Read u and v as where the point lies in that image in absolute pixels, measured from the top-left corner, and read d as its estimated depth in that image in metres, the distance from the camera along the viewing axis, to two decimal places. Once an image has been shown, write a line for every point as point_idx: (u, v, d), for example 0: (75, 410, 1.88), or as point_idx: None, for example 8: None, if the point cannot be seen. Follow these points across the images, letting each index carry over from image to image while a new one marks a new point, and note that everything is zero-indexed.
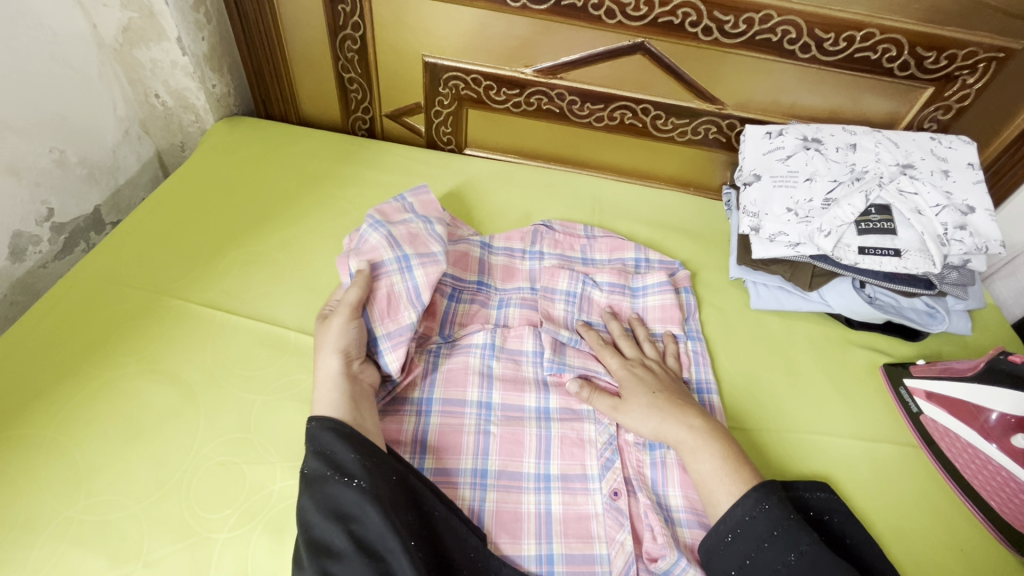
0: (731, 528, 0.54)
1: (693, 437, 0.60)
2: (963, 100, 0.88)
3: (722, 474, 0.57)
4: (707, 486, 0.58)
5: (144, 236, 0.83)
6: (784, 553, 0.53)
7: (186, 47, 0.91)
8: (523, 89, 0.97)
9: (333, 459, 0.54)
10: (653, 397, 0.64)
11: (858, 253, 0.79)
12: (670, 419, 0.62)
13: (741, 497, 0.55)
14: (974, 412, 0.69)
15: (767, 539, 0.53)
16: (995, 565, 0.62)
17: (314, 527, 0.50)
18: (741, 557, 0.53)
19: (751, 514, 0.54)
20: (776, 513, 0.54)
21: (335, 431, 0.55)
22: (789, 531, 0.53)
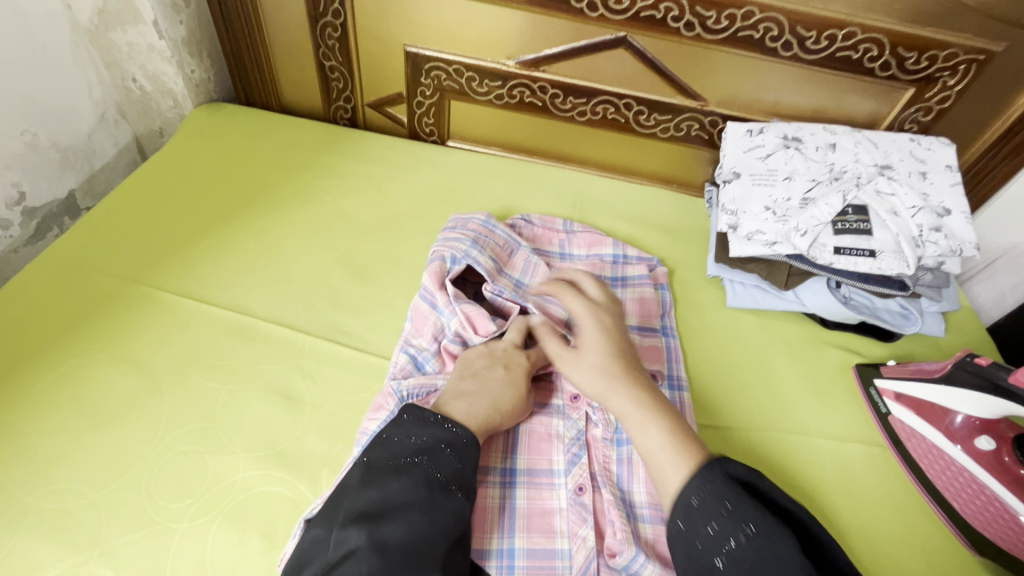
0: (684, 509, 0.49)
1: (646, 409, 0.57)
2: (943, 101, 0.88)
3: (668, 449, 0.53)
4: (652, 459, 0.54)
5: (115, 222, 0.82)
6: (734, 532, 0.46)
7: (163, 30, 0.91)
8: (506, 81, 0.97)
9: (464, 472, 0.54)
10: (606, 357, 0.61)
11: (833, 253, 0.80)
12: (626, 382, 0.59)
13: (687, 477, 0.51)
14: (940, 412, 0.69)
15: (717, 518, 0.47)
16: (956, 564, 0.63)
17: (417, 524, 0.49)
18: (692, 540, 0.48)
19: (698, 496, 0.49)
20: (724, 489, 0.48)
21: (476, 448, 0.56)
22: (741, 504, 0.47)
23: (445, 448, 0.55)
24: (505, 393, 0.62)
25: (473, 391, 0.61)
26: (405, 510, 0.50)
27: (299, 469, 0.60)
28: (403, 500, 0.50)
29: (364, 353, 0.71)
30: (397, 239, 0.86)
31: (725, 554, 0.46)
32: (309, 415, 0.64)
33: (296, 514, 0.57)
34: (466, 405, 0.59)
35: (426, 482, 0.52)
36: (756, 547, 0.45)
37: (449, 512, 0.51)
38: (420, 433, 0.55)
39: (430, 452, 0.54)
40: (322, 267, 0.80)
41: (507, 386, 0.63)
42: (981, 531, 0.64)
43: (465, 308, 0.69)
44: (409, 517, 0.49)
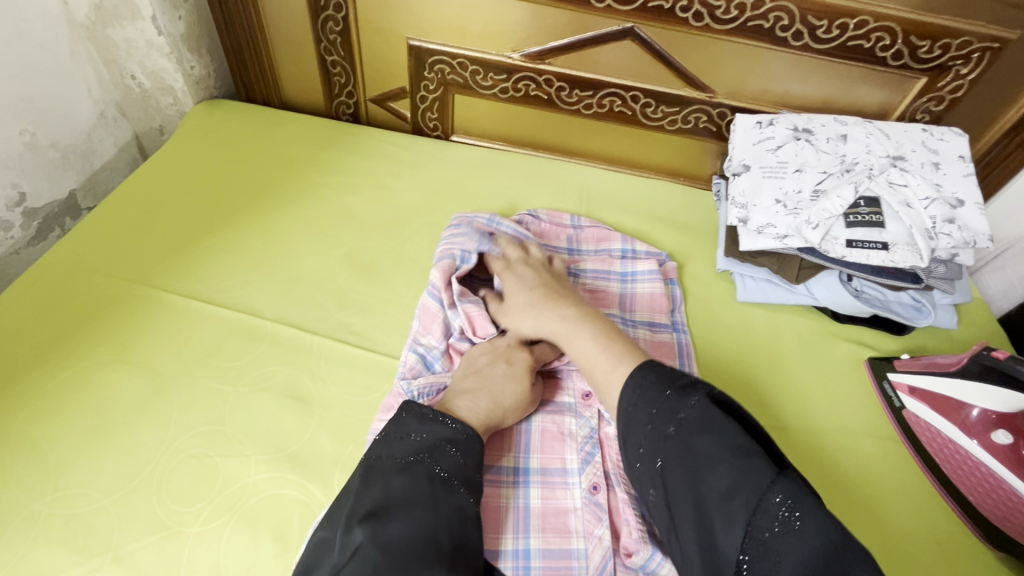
0: (624, 423, 0.50)
1: (577, 322, 0.61)
2: (956, 90, 0.87)
3: (605, 359, 0.57)
4: (594, 373, 0.57)
5: (118, 222, 0.80)
6: (664, 430, 0.47)
7: (162, 26, 0.89)
8: (511, 74, 0.95)
9: (466, 468, 0.54)
10: (533, 294, 0.66)
11: (846, 246, 0.79)
12: (554, 309, 0.64)
13: (623, 371, 0.54)
14: (956, 406, 0.68)
15: (648, 420, 0.48)
16: (972, 558, 0.62)
17: (422, 520, 0.48)
18: (635, 451, 0.48)
19: (633, 402, 0.50)
20: (649, 392, 0.49)
21: (477, 443, 0.56)
22: (670, 396, 0.48)
23: (445, 443, 0.54)
24: (506, 390, 0.61)
25: (477, 388, 0.61)
26: (409, 506, 0.49)
27: (311, 471, 0.60)
28: (407, 496, 0.49)
29: (374, 353, 0.70)
30: (404, 236, 0.85)
31: (662, 453, 0.46)
32: (320, 416, 0.64)
33: (310, 516, 0.57)
34: (469, 402, 0.60)
35: (428, 478, 0.51)
36: (685, 439, 0.45)
37: (453, 507, 0.50)
38: (419, 431, 0.55)
39: (432, 448, 0.54)
40: (328, 266, 0.79)
41: (506, 381, 0.62)
42: (998, 525, 0.63)
43: (467, 305, 0.68)
44: (413, 512, 0.49)
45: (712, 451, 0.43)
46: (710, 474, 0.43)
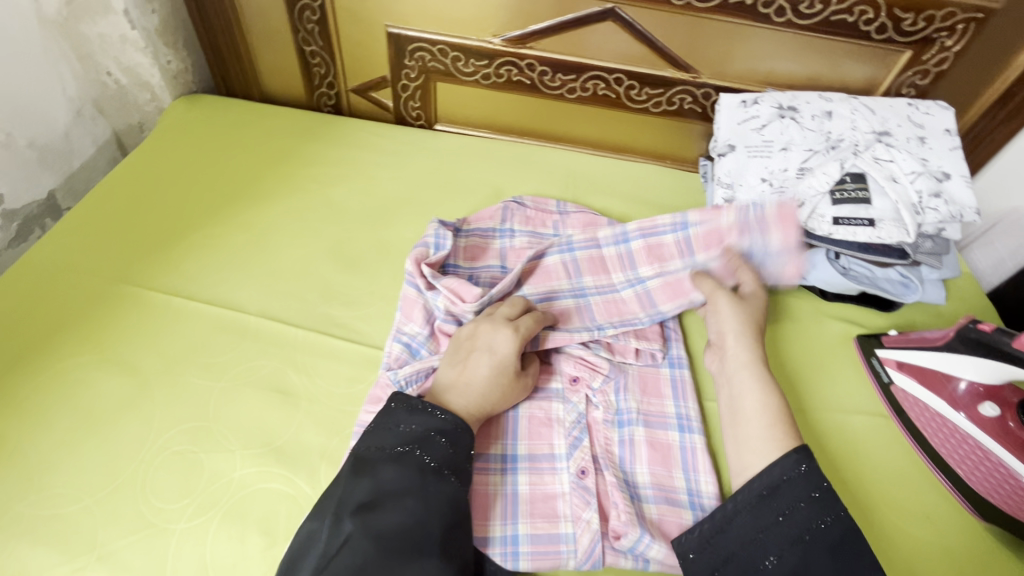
0: (769, 484, 0.53)
1: (763, 378, 0.63)
2: (941, 63, 0.86)
3: (768, 423, 0.59)
4: (751, 426, 0.59)
5: (98, 220, 0.80)
6: (818, 515, 0.51)
7: (134, 20, 0.88)
8: (492, 60, 0.94)
9: (456, 457, 0.53)
10: (750, 323, 0.69)
11: (832, 224, 0.78)
12: (752, 343, 0.67)
13: (780, 456, 0.54)
14: (944, 380, 0.68)
15: (805, 499, 0.52)
16: (960, 529, 0.63)
17: (412, 511, 0.49)
18: (774, 513, 0.51)
19: (789, 473, 0.53)
20: (814, 475, 0.53)
21: (467, 431, 0.56)
22: (828, 494, 0.52)
23: (433, 433, 0.54)
24: (498, 378, 0.60)
25: (467, 378, 0.60)
26: (399, 497, 0.49)
27: (297, 464, 0.59)
28: (397, 487, 0.50)
29: (359, 344, 0.70)
30: (388, 227, 0.85)
31: (809, 533, 0.50)
32: (305, 408, 0.63)
33: (297, 509, 0.56)
34: (461, 395, 0.59)
35: (418, 468, 0.51)
36: (838, 534, 0.50)
37: (444, 497, 0.50)
38: (408, 422, 0.55)
39: (423, 439, 0.53)
40: (312, 259, 0.79)
41: (490, 369, 0.60)
42: (986, 497, 0.63)
43: (447, 281, 0.68)
44: (403, 504, 0.49)
45: (858, 554, 0.49)
46: (850, 574, 0.48)
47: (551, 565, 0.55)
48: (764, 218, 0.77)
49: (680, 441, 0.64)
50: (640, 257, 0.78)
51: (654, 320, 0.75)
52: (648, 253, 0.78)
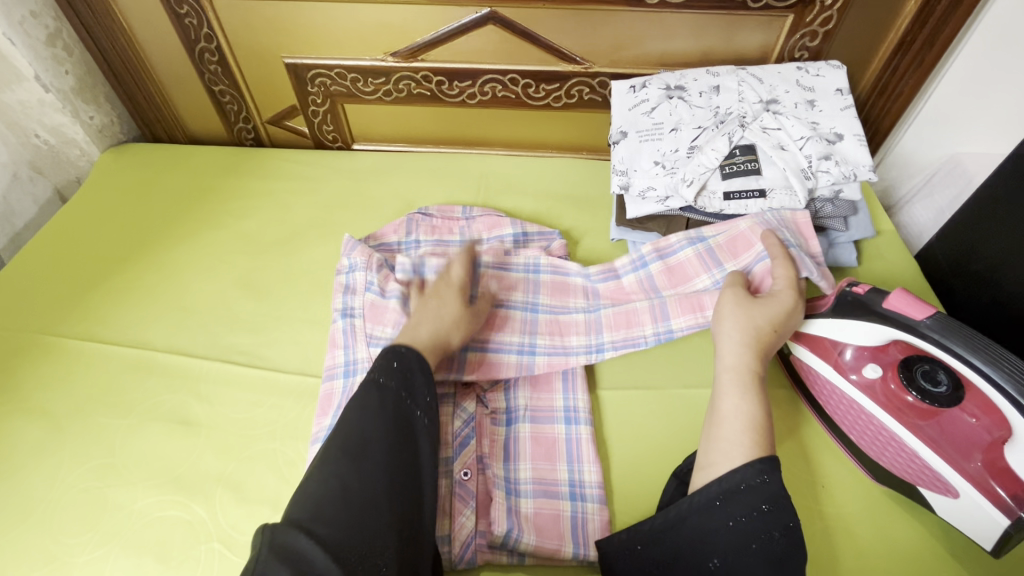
0: (726, 489, 0.49)
1: (751, 380, 0.57)
2: (826, 22, 0.86)
3: (743, 429, 0.53)
4: (726, 427, 0.54)
5: (24, 274, 0.85)
6: (767, 528, 0.47)
7: (48, 83, 0.93)
8: (389, 76, 0.96)
9: (412, 378, 0.55)
10: (762, 325, 0.60)
11: (723, 200, 0.78)
12: (755, 348, 0.59)
13: (741, 464, 0.50)
14: (831, 346, 0.66)
15: (758, 507, 0.48)
16: (856, 497, 0.62)
17: (374, 424, 0.50)
18: (723, 518, 0.48)
19: (749, 482, 0.49)
20: (773, 486, 0.49)
21: (422, 367, 0.56)
22: (783, 506, 0.48)
23: (397, 363, 0.55)
24: (459, 318, 0.65)
25: (428, 318, 0.63)
26: (365, 412, 0.51)
27: (194, 490, 0.62)
28: (360, 407, 0.51)
29: (260, 369, 0.73)
30: (297, 251, 0.87)
31: (756, 542, 0.47)
32: (205, 436, 0.67)
33: (191, 533, 0.60)
34: (425, 331, 0.61)
35: (379, 390, 0.53)
36: (785, 550, 0.46)
37: (402, 415, 0.52)
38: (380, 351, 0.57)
39: (384, 368, 0.55)
40: (223, 291, 0.82)
41: (438, 310, 0.64)
42: (876, 461, 0.62)
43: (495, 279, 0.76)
44: (371, 419, 0.50)
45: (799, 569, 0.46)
46: None
47: None
48: (785, 226, 0.74)
49: (566, 433, 0.65)
50: (660, 279, 0.76)
51: (660, 336, 0.72)
52: (672, 274, 0.76)
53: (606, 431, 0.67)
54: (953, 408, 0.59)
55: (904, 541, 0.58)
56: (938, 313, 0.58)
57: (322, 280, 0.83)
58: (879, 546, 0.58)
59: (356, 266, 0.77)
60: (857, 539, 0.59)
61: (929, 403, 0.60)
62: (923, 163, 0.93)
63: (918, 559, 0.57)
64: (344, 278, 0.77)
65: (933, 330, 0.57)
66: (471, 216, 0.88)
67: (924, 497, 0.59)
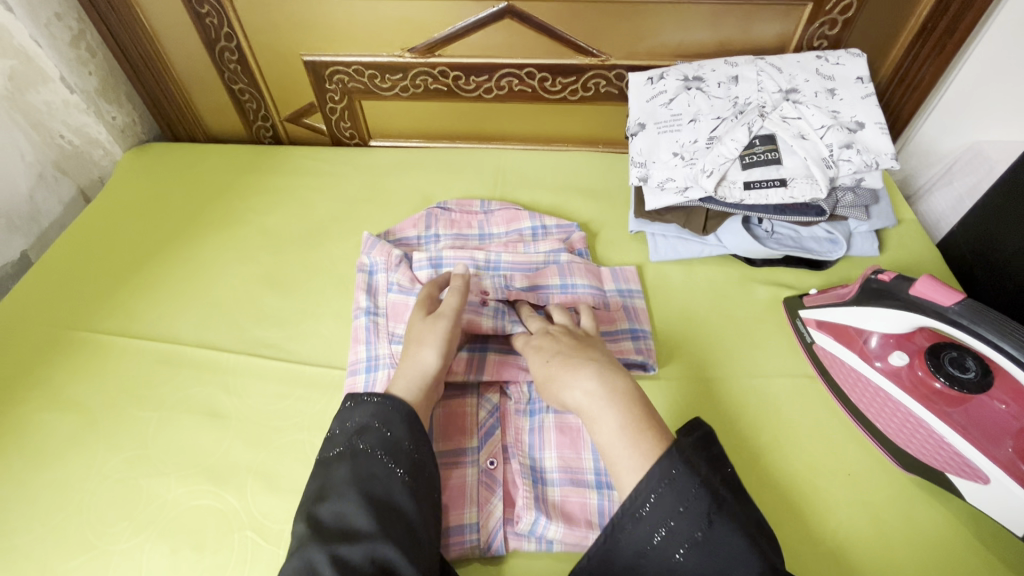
0: (637, 508, 0.45)
1: (594, 400, 0.51)
2: (846, 11, 0.86)
3: (625, 446, 0.48)
4: (611, 455, 0.48)
5: (53, 272, 0.86)
6: (691, 529, 0.44)
7: (72, 84, 0.94)
8: (406, 72, 0.97)
9: (391, 438, 0.53)
10: (546, 367, 0.55)
11: (743, 189, 0.77)
12: (572, 374, 0.53)
13: (646, 470, 0.45)
14: (855, 334, 0.68)
15: (673, 516, 0.45)
16: (883, 485, 0.61)
17: (350, 498, 0.49)
18: (646, 537, 0.46)
19: (654, 491, 0.45)
20: (682, 484, 0.45)
21: (405, 416, 0.54)
22: (699, 501, 0.45)
23: (373, 421, 0.54)
24: (422, 336, 0.60)
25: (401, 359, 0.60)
26: (341, 487, 0.50)
27: (225, 480, 0.64)
28: (338, 479, 0.51)
29: (286, 362, 0.74)
30: (318, 246, 0.89)
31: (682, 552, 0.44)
32: (234, 427, 0.68)
33: (224, 522, 0.61)
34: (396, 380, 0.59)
35: (354, 457, 0.52)
36: (719, 546, 0.44)
37: (380, 484, 0.50)
38: (356, 413, 0.55)
39: (359, 429, 0.53)
40: (246, 286, 0.83)
41: (414, 339, 0.61)
42: (903, 448, 0.62)
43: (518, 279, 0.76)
44: (346, 491, 0.50)
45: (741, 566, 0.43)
46: None
47: (459, 554, 0.57)
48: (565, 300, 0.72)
49: None
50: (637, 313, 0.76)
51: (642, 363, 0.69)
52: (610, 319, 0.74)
53: None
54: (980, 394, 0.60)
55: (936, 530, 0.58)
56: (967, 300, 0.57)
57: (344, 274, 0.84)
58: (911, 535, 0.58)
59: (376, 266, 0.80)
60: (884, 526, 0.58)
61: (958, 390, 0.61)
62: (944, 150, 0.92)
63: (947, 546, 0.57)
64: (364, 277, 0.79)
65: (962, 316, 0.57)
66: (489, 209, 0.89)
67: (953, 483, 0.58)
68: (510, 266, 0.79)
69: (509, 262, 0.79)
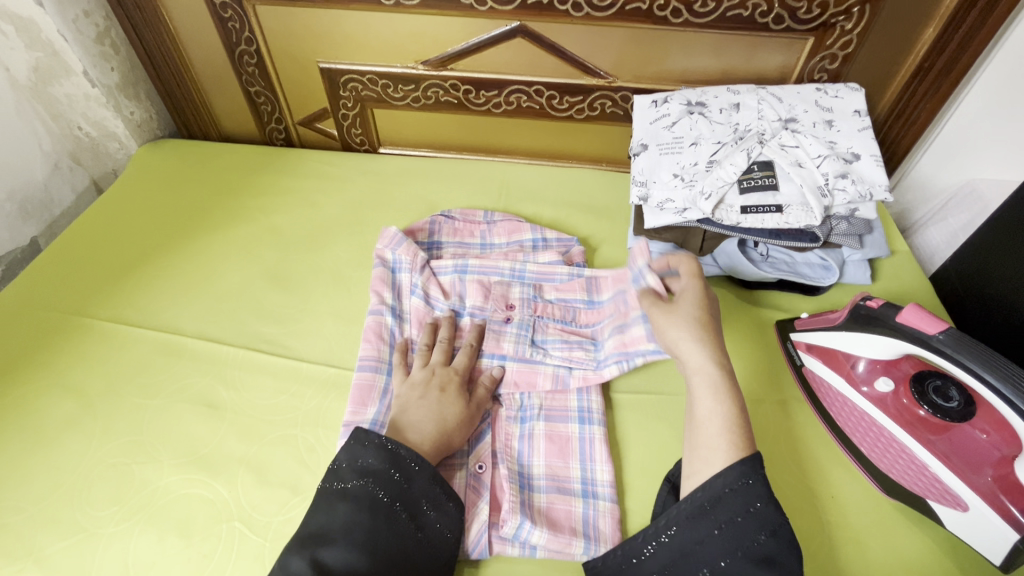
0: (710, 497, 0.50)
1: (719, 379, 0.56)
2: (846, 47, 0.89)
3: (723, 429, 0.53)
4: (704, 432, 0.54)
5: (62, 259, 0.87)
6: (755, 530, 0.48)
7: (94, 79, 0.97)
8: (418, 84, 1.00)
9: (411, 491, 0.55)
10: (683, 333, 0.60)
11: (740, 213, 0.79)
12: (709, 345, 0.58)
13: (724, 469, 0.50)
14: (844, 359, 0.69)
15: (742, 513, 0.49)
16: (867, 509, 0.62)
17: (362, 549, 0.50)
18: (708, 527, 0.49)
19: (733, 487, 0.49)
20: (758, 490, 0.49)
21: (426, 471, 0.56)
22: (769, 507, 0.49)
23: (389, 469, 0.55)
24: (459, 421, 0.63)
25: (418, 414, 0.62)
26: (352, 537, 0.51)
27: (217, 471, 0.64)
28: (350, 524, 0.52)
29: (283, 357, 0.75)
30: (323, 247, 0.90)
31: (741, 548, 0.48)
32: (229, 419, 0.69)
33: (214, 512, 0.61)
34: (415, 429, 0.60)
35: (371, 505, 0.53)
36: (773, 552, 0.47)
37: (393, 538, 0.52)
38: (375, 457, 0.56)
39: (376, 476, 0.55)
40: (251, 282, 0.85)
41: (441, 401, 0.63)
42: (886, 474, 0.63)
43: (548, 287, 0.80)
44: (356, 542, 0.50)
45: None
46: None
47: None
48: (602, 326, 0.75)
49: (580, 432, 0.66)
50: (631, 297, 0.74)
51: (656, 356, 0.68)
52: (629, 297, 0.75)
53: (619, 433, 0.68)
54: (963, 422, 0.61)
55: (918, 556, 0.58)
56: (951, 329, 0.59)
57: (347, 276, 0.86)
58: (892, 560, 0.58)
59: (401, 264, 0.82)
60: (866, 549, 0.59)
61: (942, 418, 0.62)
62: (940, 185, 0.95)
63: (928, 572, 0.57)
64: (386, 272, 0.81)
65: (946, 345, 0.58)
66: (492, 220, 0.91)
67: (933, 510, 0.59)
68: (533, 277, 0.80)
69: (533, 271, 0.80)
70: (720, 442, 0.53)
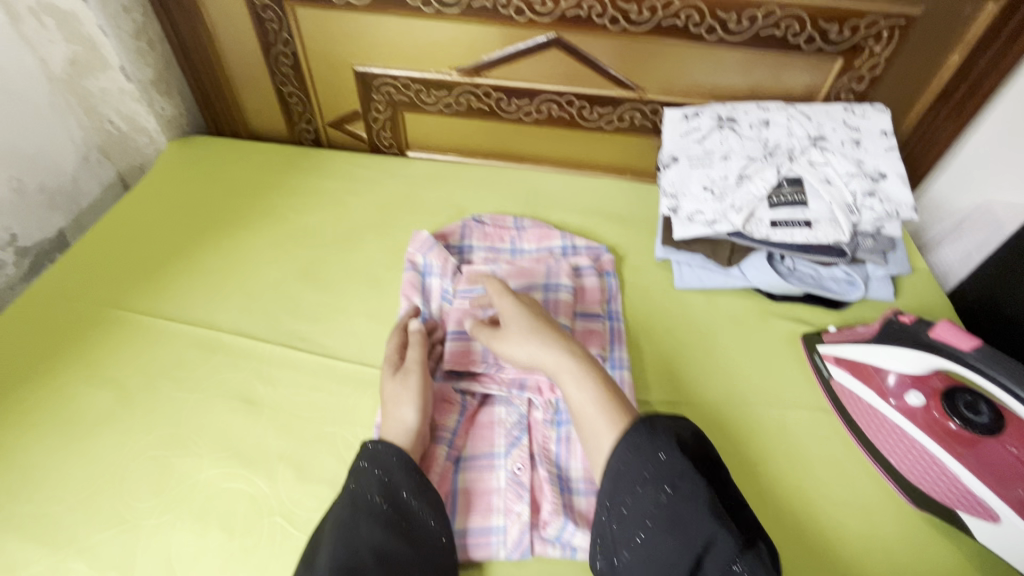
0: (611, 478, 0.50)
1: (576, 366, 0.58)
2: (874, 69, 0.91)
3: (597, 409, 0.55)
4: (585, 420, 0.55)
5: (95, 251, 0.88)
6: (656, 494, 0.49)
7: (130, 74, 0.98)
8: (451, 89, 1.01)
9: (390, 482, 0.56)
10: (530, 335, 0.62)
11: (770, 227, 0.81)
12: (554, 337, 0.61)
13: (617, 442, 0.51)
14: (874, 372, 0.71)
15: (640, 482, 0.49)
16: (895, 518, 0.63)
17: (346, 541, 0.51)
18: (618, 509, 0.50)
19: (624, 461, 0.50)
20: (645, 455, 0.50)
21: (401, 462, 0.58)
22: (666, 465, 0.49)
23: (368, 465, 0.57)
24: (398, 397, 0.64)
25: (390, 410, 0.63)
26: (338, 531, 0.52)
27: (257, 466, 0.65)
28: (336, 521, 0.53)
29: (319, 355, 0.76)
30: (355, 247, 0.91)
31: (649, 517, 0.48)
32: (267, 415, 0.69)
33: (255, 507, 0.62)
34: (394, 428, 0.62)
35: (352, 500, 0.55)
36: (677, 508, 0.48)
37: (376, 528, 0.53)
38: (358, 459, 0.58)
39: (357, 474, 0.57)
40: (284, 280, 0.86)
41: (402, 392, 0.64)
42: (916, 485, 0.65)
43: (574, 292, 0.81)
44: (342, 536, 0.52)
45: (702, 526, 0.47)
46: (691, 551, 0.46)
47: (485, 555, 0.59)
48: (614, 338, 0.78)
49: None
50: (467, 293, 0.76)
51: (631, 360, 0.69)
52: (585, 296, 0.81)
53: None
54: (993, 438, 0.63)
55: (945, 565, 0.60)
56: (983, 346, 0.61)
57: (379, 277, 0.87)
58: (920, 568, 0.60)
59: (432, 269, 0.83)
60: (895, 557, 0.60)
61: (970, 432, 0.64)
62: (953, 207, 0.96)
63: None
64: (417, 277, 0.83)
65: (978, 361, 0.60)
66: (523, 225, 0.92)
67: (964, 520, 0.62)
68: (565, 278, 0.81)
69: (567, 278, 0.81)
70: (602, 422, 0.54)
